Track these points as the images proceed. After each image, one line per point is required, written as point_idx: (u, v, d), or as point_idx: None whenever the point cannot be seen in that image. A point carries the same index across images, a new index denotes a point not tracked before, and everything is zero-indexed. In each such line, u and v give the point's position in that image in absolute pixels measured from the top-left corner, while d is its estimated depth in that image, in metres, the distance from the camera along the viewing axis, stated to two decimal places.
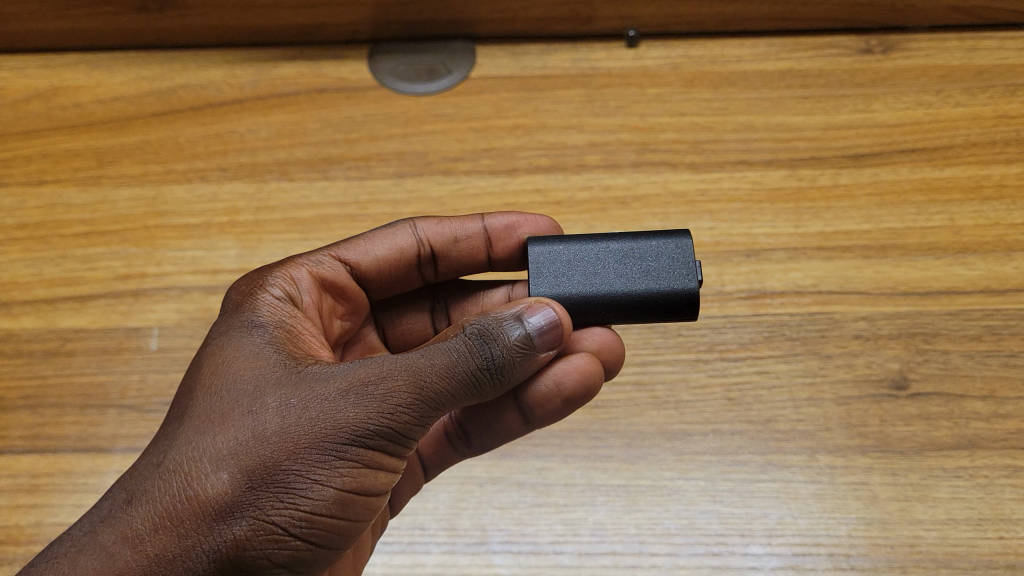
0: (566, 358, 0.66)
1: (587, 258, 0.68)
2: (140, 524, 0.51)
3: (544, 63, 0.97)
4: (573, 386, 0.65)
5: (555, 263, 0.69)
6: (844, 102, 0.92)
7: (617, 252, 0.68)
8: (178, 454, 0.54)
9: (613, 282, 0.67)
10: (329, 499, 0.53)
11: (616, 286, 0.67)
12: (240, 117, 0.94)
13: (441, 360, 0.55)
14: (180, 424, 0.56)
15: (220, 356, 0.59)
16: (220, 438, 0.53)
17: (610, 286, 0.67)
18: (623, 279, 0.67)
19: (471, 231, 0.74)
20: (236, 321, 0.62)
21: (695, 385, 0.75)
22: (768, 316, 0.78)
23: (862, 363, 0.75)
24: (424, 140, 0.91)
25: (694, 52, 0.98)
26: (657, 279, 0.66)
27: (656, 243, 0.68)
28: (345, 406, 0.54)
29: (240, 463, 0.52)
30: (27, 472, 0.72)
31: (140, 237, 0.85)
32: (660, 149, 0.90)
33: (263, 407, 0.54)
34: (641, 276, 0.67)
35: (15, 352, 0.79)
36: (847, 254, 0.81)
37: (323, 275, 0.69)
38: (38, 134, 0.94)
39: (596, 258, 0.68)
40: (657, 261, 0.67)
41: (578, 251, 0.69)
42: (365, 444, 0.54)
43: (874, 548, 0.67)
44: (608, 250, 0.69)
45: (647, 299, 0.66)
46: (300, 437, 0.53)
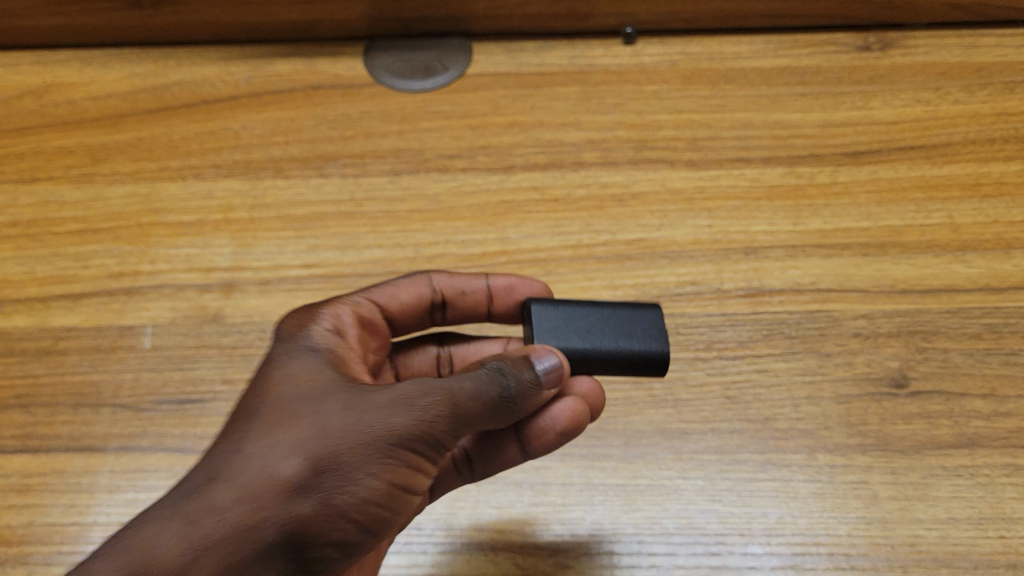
0: (557, 398, 0.65)
1: (573, 316, 0.68)
2: (198, 516, 0.50)
3: (541, 60, 0.97)
4: (562, 426, 0.63)
5: (553, 318, 0.68)
6: (841, 99, 0.92)
7: (599, 313, 0.69)
8: (235, 448, 0.53)
9: (609, 339, 0.67)
10: (375, 498, 0.52)
11: (613, 343, 0.67)
12: (235, 114, 0.93)
13: (471, 385, 0.55)
14: (237, 419, 0.55)
15: (275, 364, 0.58)
16: (276, 435, 0.53)
17: (606, 343, 0.67)
18: (617, 337, 0.68)
19: (477, 288, 0.73)
20: (291, 335, 0.61)
21: (693, 383, 0.75)
22: (766, 314, 0.78)
23: (861, 361, 0.75)
24: (421, 137, 0.90)
25: (692, 49, 0.97)
26: (648, 338, 0.68)
27: (631, 308, 0.70)
28: (393, 414, 0.53)
29: (295, 459, 0.51)
30: (18, 472, 0.71)
31: (134, 235, 0.84)
32: (657, 146, 0.89)
33: (317, 409, 0.54)
34: (633, 335, 0.68)
35: (7, 351, 0.77)
36: (846, 251, 0.81)
37: (360, 314, 0.67)
38: (31, 131, 0.93)
39: (591, 314, 0.69)
40: (643, 322, 0.69)
41: (563, 310, 0.69)
42: (410, 449, 0.53)
43: (875, 547, 0.66)
44: (590, 310, 0.69)
45: (631, 358, 0.67)
46: (350, 439, 0.52)
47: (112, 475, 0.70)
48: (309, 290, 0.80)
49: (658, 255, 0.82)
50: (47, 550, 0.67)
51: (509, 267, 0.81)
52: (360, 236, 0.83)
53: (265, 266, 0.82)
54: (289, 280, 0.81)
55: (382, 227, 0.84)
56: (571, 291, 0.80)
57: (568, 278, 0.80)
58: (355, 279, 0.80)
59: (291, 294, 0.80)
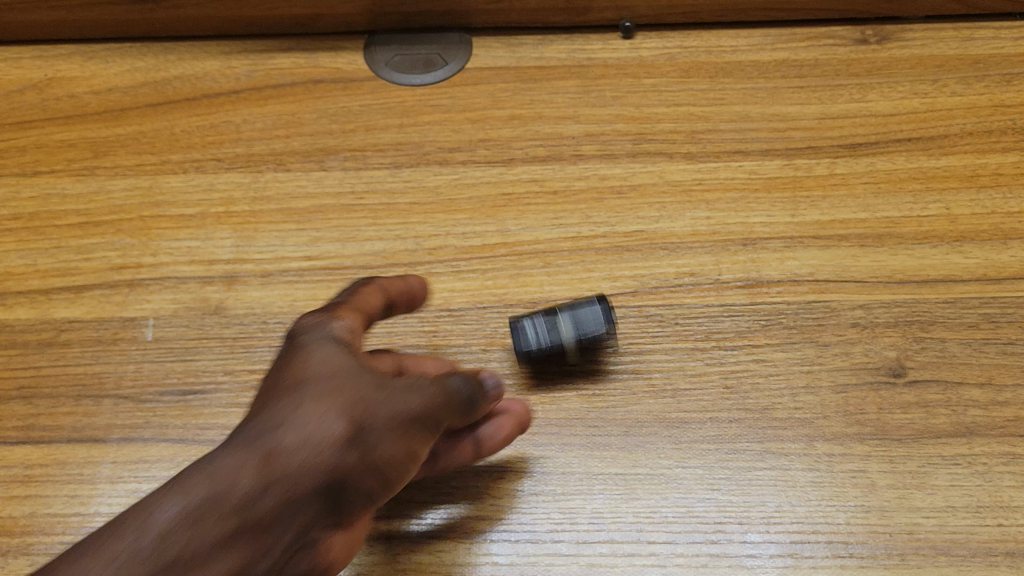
0: (491, 416, 0.70)
1: (537, 327, 0.75)
2: (246, 469, 0.52)
3: (541, 53, 0.97)
4: (495, 447, 0.69)
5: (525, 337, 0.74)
6: (839, 92, 0.92)
7: (558, 320, 0.75)
8: (272, 410, 0.55)
9: (573, 339, 0.74)
10: (393, 465, 0.56)
11: (577, 342, 0.74)
12: (236, 108, 0.93)
13: (458, 381, 0.59)
14: (278, 379, 0.57)
15: (295, 343, 0.60)
16: (311, 401, 0.55)
17: (571, 343, 0.74)
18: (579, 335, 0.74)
19: (408, 289, 0.70)
20: (305, 321, 0.62)
21: (692, 373, 0.75)
22: (764, 305, 0.78)
23: (859, 351, 0.75)
24: (421, 130, 0.91)
25: (691, 42, 0.97)
26: (606, 328, 0.75)
27: (580, 308, 0.76)
28: (411, 393, 0.56)
29: (328, 426, 0.54)
30: (22, 463, 0.72)
31: (136, 228, 0.84)
32: (656, 139, 0.90)
33: (345, 380, 0.56)
34: (590, 328, 0.74)
35: (10, 343, 0.78)
36: (844, 243, 0.82)
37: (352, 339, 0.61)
38: (32, 125, 0.93)
39: (552, 318, 0.75)
40: (596, 309, 0.75)
41: (527, 326, 0.75)
42: (427, 425, 0.57)
43: (873, 535, 0.66)
44: (549, 320, 0.75)
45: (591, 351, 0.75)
46: (378, 410, 0.55)
47: (114, 466, 0.71)
48: (310, 282, 0.81)
49: (657, 247, 0.82)
50: (49, 540, 0.68)
51: (509, 259, 0.82)
52: (361, 229, 0.84)
53: (266, 258, 0.82)
54: (290, 272, 0.81)
55: (383, 219, 0.84)
56: (571, 282, 0.80)
57: (568, 269, 0.81)
58: (355, 271, 0.81)
59: (292, 286, 0.80)
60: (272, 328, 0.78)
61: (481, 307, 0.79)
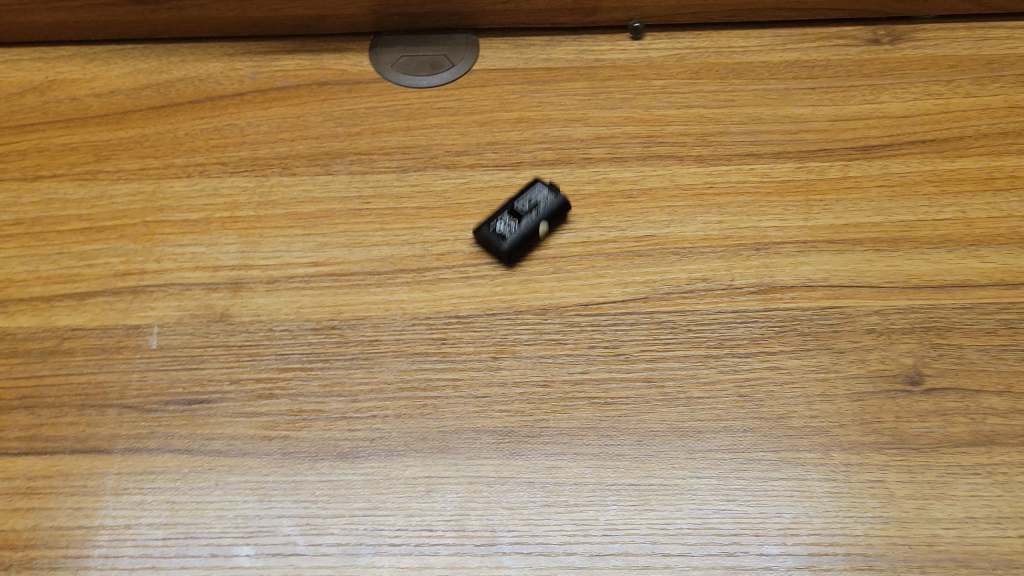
0: None
1: (503, 220, 0.81)
2: None
3: (548, 55, 0.96)
4: None
5: (498, 231, 0.80)
6: (852, 93, 0.91)
7: (513, 208, 0.82)
8: None
9: (534, 217, 0.81)
10: None
11: (540, 217, 0.81)
12: (240, 111, 0.92)
13: None
14: None
15: None
16: None
17: (535, 221, 0.81)
18: (536, 212, 0.81)
19: None
20: None
21: (705, 381, 0.74)
22: (778, 311, 0.77)
23: (875, 358, 0.74)
24: (428, 133, 0.89)
25: (701, 42, 0.96)
26: (554, 197, 0.82)
27: (524, 191, 0.83)
28: None
29: None
30: (24, 474, 0.71)
31: (139, 233, 0.83)
32: (667, 142, 0.88)
33: None
34: (543, 202, 0.82)
35: (12, 352, 0.77)
36: (859, 247, 0.80)
37: None
38: (33, 128, 0.91)
39: (508, 215, 0.82)
40: (537, 189, 0.83)
41: (495, 224, 0.81)
42: None
43: (892, 547, 0.66)
44: (507, 210, 0.82)
45: (555, 216, 0.82)
46: None
47: (119, 477, 0.70)
48: (316, 289, 0.80)
49: (669, 252, 0.81)
50: (53, 554, 0.67)
51: (517, 264, 0.81)
52: (368, 234, 0.83)
53: (271, 264, 0.81)
54: (296, 279, 0.80)
55: (390, 224, 0.83)
56: (581, 288, 0.79)
57: (578, 275, 0.80)
58: (362, 278, 0.80)
59: (299, 292, 0.79)
60: (278, 335, 0.77)
61: (489, 314, 0.78)
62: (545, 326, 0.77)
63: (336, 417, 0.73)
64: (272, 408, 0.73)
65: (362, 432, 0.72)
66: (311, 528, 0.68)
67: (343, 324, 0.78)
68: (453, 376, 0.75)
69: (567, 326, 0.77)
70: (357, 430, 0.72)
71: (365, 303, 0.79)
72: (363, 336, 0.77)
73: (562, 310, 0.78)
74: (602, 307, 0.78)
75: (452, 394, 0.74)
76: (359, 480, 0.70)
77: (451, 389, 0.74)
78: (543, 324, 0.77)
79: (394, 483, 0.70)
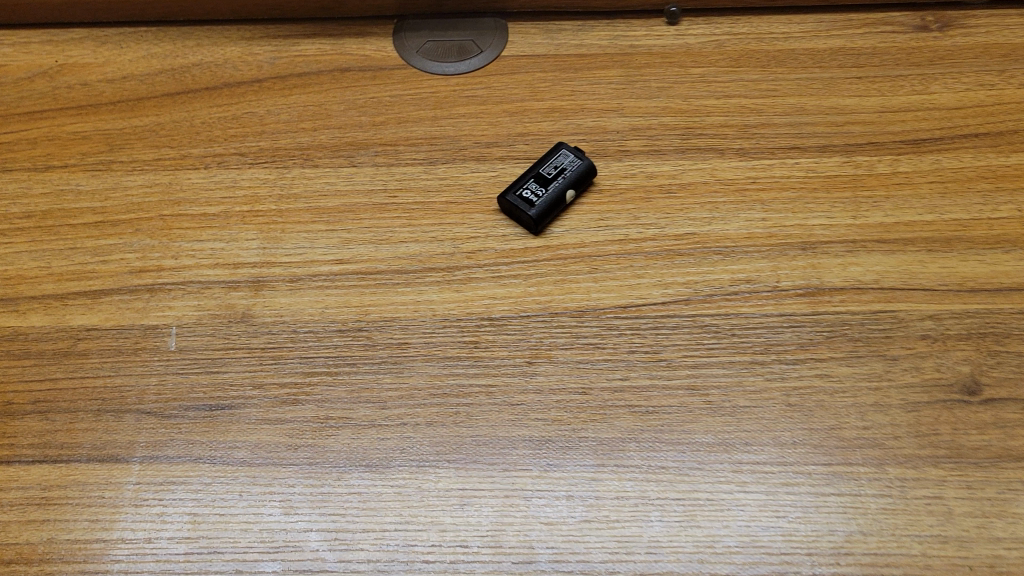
0: None
1: (528, 186, 0.79)
2: None
3: (581, 40, 0.91)
4: None
5: (524, 198, 0.78)
6: (900, 83, 0.87)
7: (538, 174, 0.80)
8: None
9: (561, 182, 0.79)
10: None
11: (566, 183, 0.79)
12: (259, 98, 0.88)
13: None
14: None
15: None
16: None
17: (562, 186, 0.79)
18: (563, 177, 0.79)
19: None
20: None
21: (752, 389, 0.70)
22: (827, 315, 0.74)
23: (930, 366, 0.71)
24: (456, 123, 0.86)
25: (740, 28, 0.92)
26: (580, 161, 0.80)
27: (549, 156, 0.81)
28: None
29: None
30: (39, 483, 0.67)
31: (155, 228, 0.79)
32: (706, 134, 0.84)
33: None
34: (569, 166, 0.80)
35: (24, 354, 0.73)
36: (910, 247, 0.77)
37: None
38: (43, 115, 0.87)
39: (534, 180, 0.80)
40: (562, 154, 0.81)
41: (519, 189, 0.79)
42: None
43: (952, 568, 0.62)
44: (532, 176, 0.80)
45: (580, 180, 0.80)
46: None
47: (137, 487, 0.67)
48: (341, 288, 0.76)
49: (710, 251, 0.77)
50: (70, 569, 0.64)
51: (544, 230, 0.79)
52: (395, 231, 0.79)
53: (294, 262, 0.77)
54: (320, 277, 0.77)
55: (418, 220, 0.80)
56: (619, 289, 0.75)
57: (616, 275, 0.76)
58: (390, 276, 0.77)
59: (323, 292, 0.76)
60: (302, 337, 0.74)
61: (523, 316, 0.74)
62: (582, 329, 0.74)
63: (364, 425, 0.69)
64: (297, 415, 0.70)
65: (392, 441, 0.69)
66: (340, 543, 0.65)
67: (370, 326, 0.74)
68: (487, 382, 0.71)
69: (605, 330, 0.74)
70: (386, 439, 0.69)
71: (393, 303, 0.75)
72: (392, 339, 0.74)
73: (599, 313, 0.74)
74: (642, 309, 0.74)
75: (486, 401, 0.70)
76: (390, 493, 0.67)
77: (484, 396, 0.71)
78: (579, 327, 0.74)
79: (427, 496, 0.66)
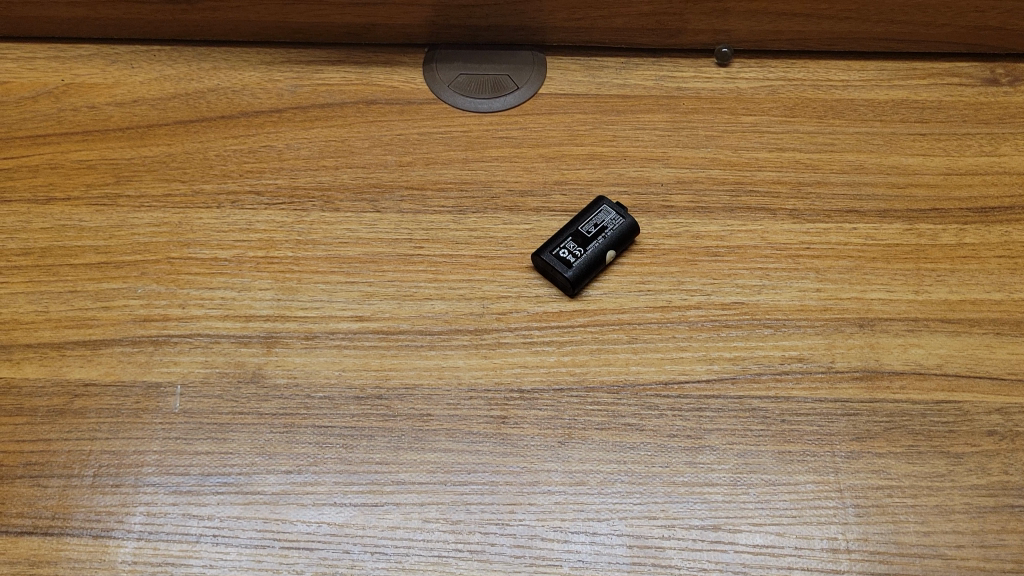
0: None
1: (565, 244, 0.73)
2: None
3: (624, 79, 0.85)
4: None
5: (560, 258, 0.72)
6: (967, 142, 0.81)
7: (576, 231, 0.74)
8: None
9: (601, 242, 0.73)
10: None
11: (607, 243, 0.73)
12: (278, 130, 0.82)
13: None
14: None
15: None
16: None
17: (602, 247, 0.73)
18: (603, 236, 0.74)
19: None
20: None
21: (803, 485, 0.65)
22: (886, 403, 0.68)
23: (997, 467, 0.65)
24: (488, 167, 0.80)
25: (796, 74, 0.85)
26: (622, 220, 0.74)
27: (588, 212, 0.75)
28: None
29: None
30: (27, 559, 0.62)
31: (162, 272, 0.74)
32: (758, 190, 0.78)
33: None
34: (610, 225, 0.74)
35: (16, 410, 0.68)
36: (976, 329, 0.71)
37: None
38: (47, 140, 0.81)
39: (571, 238, 0.74)
40: (603, 210, 0.75)
41: (555, 247, 0.73)
42: None
43: None
44: (569, 233, 0.74)
45: (621, 240, 0.74)
46: None
47: (133, 568, 0.62)
48: (360, 349, 0.70)
49: (760, 324, 0.71)
50: None
51: (580, 292, 0.73)
52: (419, 286, 0.73)
53: (311, 317, 0.72)
54: (338, 335, 0.71)
55: (445, 275, 0.74)
56: (661, 363, 0.70)
57: (657, 347, 0.70)
58: (413, 338, 0.71)
59: (341, 352, 0.70)
60: (315, 403, 0.68)
61: (556, 390, 0.69)
62: (619, 408, 0.68)
63: (381, 507, 0.64)
64: (307, 493, 0.64)
65: (409, 526, 0.63)
66: None
67: (390, 394, 0.68)
68: (516, 464, 0.66)
69: (644, 409, 0.68)
70: (403, 524, 0.63)
71: (415, 369, 0.69)
72: (413, 409, 0.68)
73: (639, 390, 0.69)
74: (685, 387, 0.69)
75: (511, 485, 0.65)
76: None
77: (511, 480, 0.65)
78: (616, 405, 0.68)
79: None
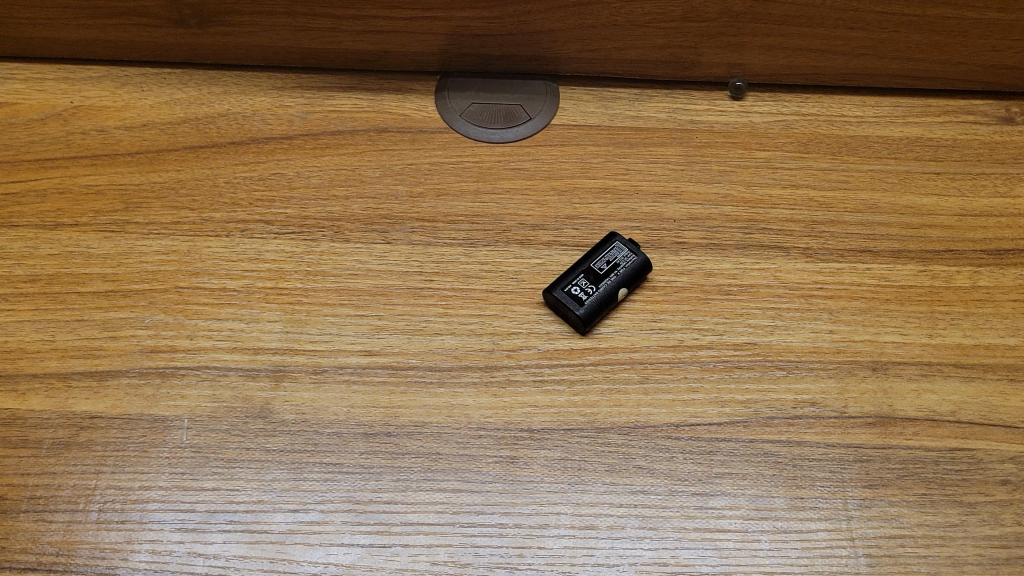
0: None
1: (575, 280, 0.73)
2: None
3: (638, 111, 0.85)
4: None
5: (571, 296, 0.72)
6: (981, 182, 0.81)
7: (588, 268, 0.74)
8: None
9: (613, 279, 0.73)
10: None
11: (620, 281, 0.73)
12: (289, 157, 0.81)
13: None
14: None
15: None
16: None
17: (614, 284, 0.73)
18: (615, 274, 0.73)
19: None
20: None
21: (815, 533, 0.64)
22: (899, 449, 0.67)
23: (1010, 517, 0.65)
24: (499, 199, 0.79)
25: (810, 109, 0.85)
26: (635, 256, 0.74)
27: (601, 249, 0.75)
28: None
29: None
30: None
31: (170, 302, 0.73)
32: (771, 228, 0.78)
33: None
34: (622, 262, 0.74)
35: (21, 442, 0.67)
36: (990, 375, 0.70)
37: None
38: (55, 164, 0.81)
39: (582, 275, 0.73)
40: (615, 247, 0.75)
41: (565, 284, 0.73)
42: None
43: None
44: (581, 270, 0.74)
45: (633, 277, 0.74)
46: None
47: None
48: (369, 385, 0.70)
49: (772, 365, 0.71)
50: None
51: (591, 330, 0.73)
52: (429, 320, 0.73)
53: (320, 350, 0.71)
54: (347, 370, 0.70)
55: (455, 310, 0.73)
56: (672, 404, 0.69)
57: (669, 388, 0.70)
58: (422, 374, 0.70)
59: (349, 388, 0.69)
60: (324, 440, 0.67)
61: (566, 431, 0.68)
62: (630, 450, 0.67)
63: (388, 549, 0.63)
64: (315, 533, 0.64)
65: (417, 569, 0.63)
66: None
67: (399, 431, 0.68)
68: (525, 506, 0.65)
69: (655, 452, 0.67)
70: (410, 566, 0.63)
71: (424, 407, 0.69)
72: (423, 448, 0.67)
73: (649, 432, 0.68)
74: (696, 430, 0.68)
75: (520, 528, 0.64)
76: None
77: (521, 522, 0.64)
78: (628, 447, 0.67)
79: None
